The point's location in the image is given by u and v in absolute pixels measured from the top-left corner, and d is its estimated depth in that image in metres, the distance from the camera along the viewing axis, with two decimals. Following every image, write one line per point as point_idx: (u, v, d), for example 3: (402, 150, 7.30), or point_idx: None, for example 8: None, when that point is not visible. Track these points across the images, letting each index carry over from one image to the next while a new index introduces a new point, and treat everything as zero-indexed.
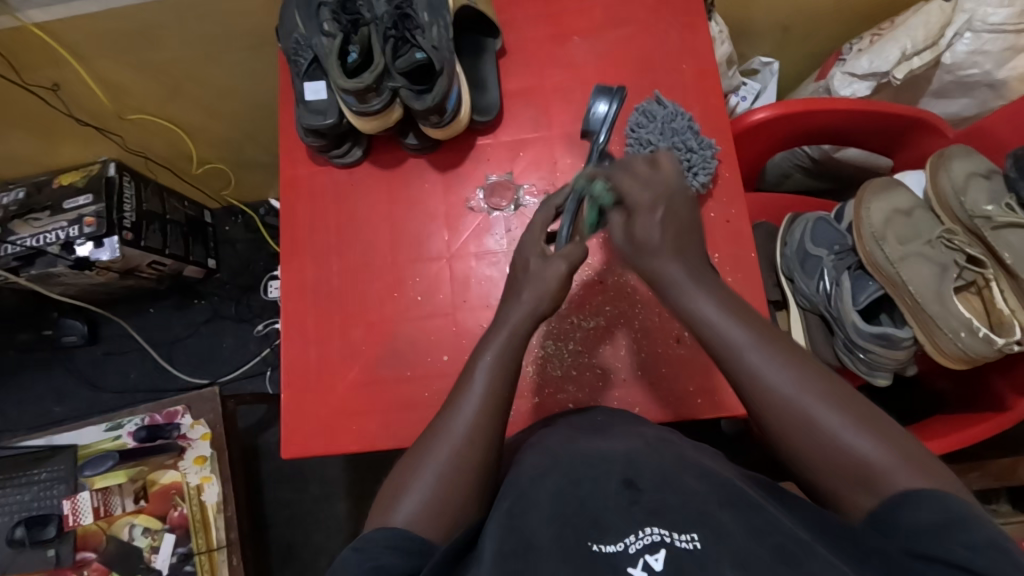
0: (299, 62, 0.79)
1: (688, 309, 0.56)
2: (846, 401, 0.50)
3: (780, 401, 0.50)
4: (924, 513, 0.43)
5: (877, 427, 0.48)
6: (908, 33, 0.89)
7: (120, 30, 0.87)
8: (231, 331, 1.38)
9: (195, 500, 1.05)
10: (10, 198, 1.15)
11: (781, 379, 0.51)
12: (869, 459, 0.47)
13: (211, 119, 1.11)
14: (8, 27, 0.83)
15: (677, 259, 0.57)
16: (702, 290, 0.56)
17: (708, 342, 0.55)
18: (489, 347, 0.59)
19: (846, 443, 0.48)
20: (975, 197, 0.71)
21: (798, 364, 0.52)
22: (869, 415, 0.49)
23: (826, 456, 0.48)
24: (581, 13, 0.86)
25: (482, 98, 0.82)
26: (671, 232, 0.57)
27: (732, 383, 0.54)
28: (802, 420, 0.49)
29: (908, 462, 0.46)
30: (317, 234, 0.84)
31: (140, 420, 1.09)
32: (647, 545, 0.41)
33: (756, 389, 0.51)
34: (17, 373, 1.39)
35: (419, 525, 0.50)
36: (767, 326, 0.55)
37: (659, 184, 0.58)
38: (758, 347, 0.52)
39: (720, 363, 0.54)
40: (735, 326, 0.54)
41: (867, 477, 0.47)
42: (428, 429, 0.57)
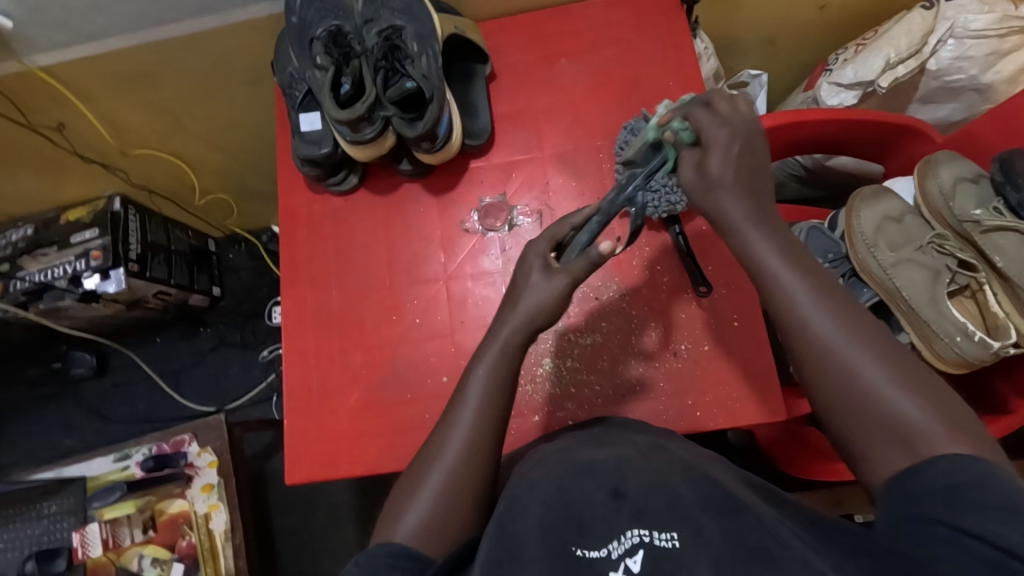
0: (293, 94, 0.81)
1: (739, 245, 0.56)
2: (896, 358, 0.49)
3: (827, 352, 0.50)
4: (936, 475, 0.43)
5: (926, 389, 0.47)
6: (892, 42, 0.91)
7: (122, 69, 0.89)
8: (237, 358, 1.39)
9: (203, 529, 1.05)
10: (19, 235, 1.18)
11: (830, 328, 0.51)
12: (907, 417, 0.46)
13: (212, 151, 1.13)
14: (14, 72, 0.86)
15: (738, 192, 0.56)
16: (761, 229, 0.56)
17: (761, 286, 0.55)
18: (481, 363, 0.59)
19: (890, 403, 0.47)
20: (963, 202, 0.72)
21: (850, 316, 0.51)
22: (919, 375, 0.48)
23: (868, 414, 0.48)
24: (567, 36, 0.88)
25: (473, 123, 0.84)
26: (737, 161, 0.57)
27: (782, 328, 0.54)
28: (848, 374, 0.49)
29: (953, 425, 0.45)
30: (316, 261, 0.86)
31: (147, 450, 1.11)
32: (628, 548, 0.42)
33: (805, 333, 0.51)
34: (26, 407, 1.40)
35: (420, 544, 0.50)
36: (823, 275, 0.54)
37: (735, 119, 0.58)
38: (813, 296, 0.52)
39: (772, 311, 0.54)
40: (794, 275, 0.53)
41: (905, 439, 0.46)
42: (424, 448, 0.57)
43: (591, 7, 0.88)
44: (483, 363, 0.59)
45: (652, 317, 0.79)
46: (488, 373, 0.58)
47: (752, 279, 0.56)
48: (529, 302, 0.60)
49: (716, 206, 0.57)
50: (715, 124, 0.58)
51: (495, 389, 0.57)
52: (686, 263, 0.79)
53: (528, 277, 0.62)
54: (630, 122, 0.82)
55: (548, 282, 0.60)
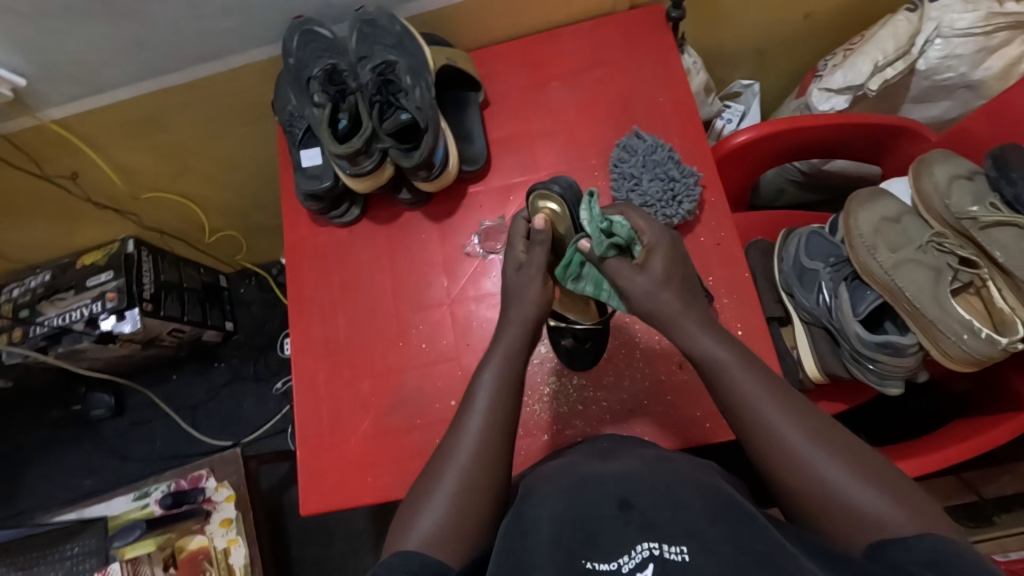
0: (294, 132, 0.84)
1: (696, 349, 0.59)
2: (851, 454, 0.50)
3: (784, 455, 0.51)
4: (913, 555, 0.43)
5: (888, 480, 0.48)
6: (879, 45, 0.92)
7: (130, 118, 0.93)
8: (251, 392, 1.41)
9: (222, 564, 1.05)
10: (38, 281, 1.21)
11: (789, 434, 0.52)
12: (872, 512, 0.47)
13: (219, 190, 1.16)
14: (28, 126, 0.90)
15: (674, 290, 0.61)
16: (716, 330, 0.59)
17: (718, 392, 0.57)
18: (489, 364, 0.62)
19: (853, 497, 0.48)
20: (959, 199, 0.72)
21: (808, 418, 0.53)
22: (879, 470, 0.49)
23: (831, 507, 0.49)
24: (557, 59, 0.90)
25: (469, 149, 0.86)
26: (653, 285, 0.61)
27: (741, 431, 0.55)
28: (808, 478, 0.50)
29: (922, 515, 0.46)
30: (322, 291, 0.88)
31: (166, 487, 1.12)
32: (638, 562, 0.42)
33: (761, 436, 0.53)
34: (48, 449, 1.42)
35: (428, 551, 0.50)
36: (779, 379, 0.56)
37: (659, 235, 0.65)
38: (768, 395, 0.54)
39: (733, 417, 0.56)
40: (750, 374, 0.55)
41: (872, 533, 0.46)
42: (434, 460, 0.58)
43: (579, 30, 0.91)
44: (496, 366, 0.61)
45: (657, 330, 0.80)
46: (500, 375, 0.60)
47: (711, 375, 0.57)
48: (527, 306, 0.65)
49: (664, 321, 0.60)
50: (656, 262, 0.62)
51: (509, 385, 0.60)
52: None
53: (521, 274, 0.66)
54: (623, 140, 0.85)
55: (532, 277, 0.65)
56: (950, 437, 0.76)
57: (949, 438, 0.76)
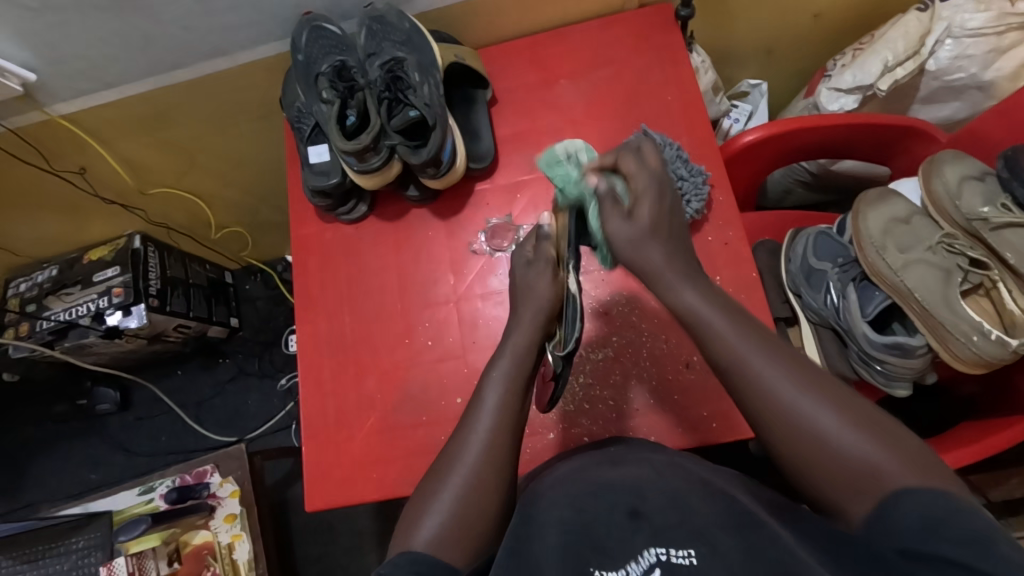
0: (302, 128, 0.84)
1: (678, 303, 0.57)
2: (845, 407, 0.49)
3: (778, 412, 0.50)
4: (910, 514, 0.43)
5: (881, 431, 0.48)
6: (888, 45, 0.91)
7: (139, 114, 0.93)
8: (256, 388, 1.41)
9: (227, 559, 1.05)
10: (45, 276, 1.22)
11: (785, 392, 0.50)
12: (867, 463, 0.46)
13: (226, 186, 1.17)
14: (37, 121, 0.90)
15: (660, 240, 0.57)
16: (690, 282, 0.57)
17: (705, 347, 0.55)
18: (500, 361, 0.62)
19: (848, 452, 0.47)
20: (970, 200, 0.72)
21: (798, 368, 0.52)
22: (871, 419, 0.49)
23: (824, 463, 0.48)
24: (565, 57, 0.90)
25: (477, 147, 0.86)
26: (645, 232, 0.57)
27: (730, 388, 0.54)
28: (801, 427, 0.49)
29: (914, 464, 0.46)
30: (329, 288, 0.88)
31: (171, 482, 1.12)
32: (645, 567, 0.43)
33: (753, 394, 0.52)
34: (54, 443, 1.43)
35: (439, 547, 0.50)
36: (766, 332, 0.55)
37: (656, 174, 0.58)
38: (757, 352, 0.52)
39: (721, 371, 0.54)
40: (734, 331, 0.54)
41: (869, 484, 0.46)
42: (443, 454, 0.58)
43: (588, 28, 0.90)
44: (507, 362, 0.61)
45: (664, 330, 0.80)
46: (508, 373, 0.60)
47: (696, 331, 0.56)
48: (538, 300, 0.64)
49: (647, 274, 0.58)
50: (649, 200, 0.58)
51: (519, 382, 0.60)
52: None
53: (529, 269, 0.66)
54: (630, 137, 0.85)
55: (541, 270, 0.65)
56: (958, 440, 0.76)
57: (956, 440, 0.76)
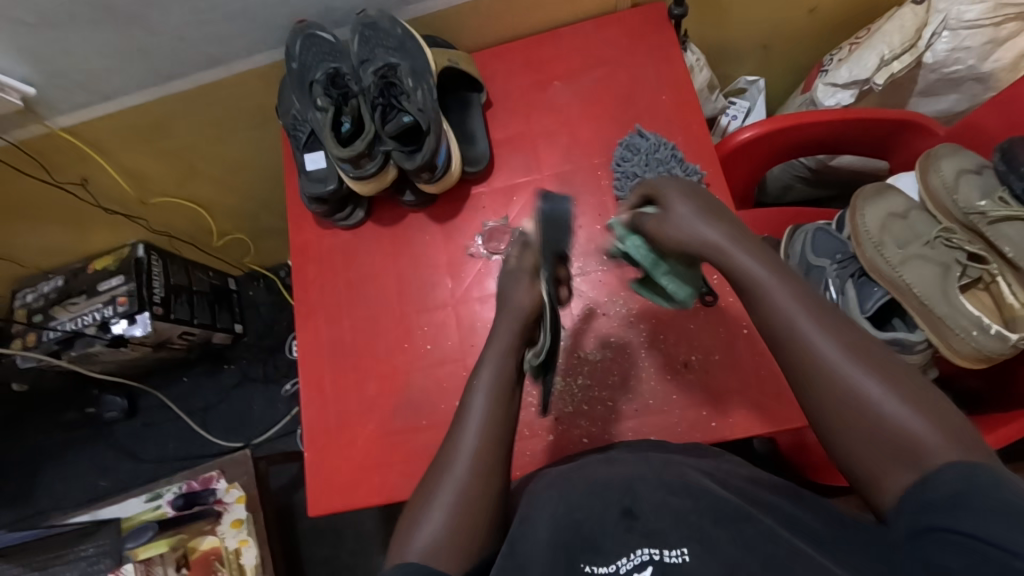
0: (298, 136, 0.85)
1: (737, 268, 0.57)
2: (892, 374, 0.47)
3: (818, 364, 0.49)
4: (949, 486, 0.41)
5: (923, 401, 0.46)
6: (884, 39, 0.91)
7: (137, 125, 0.94)
8: (260, 393, 1.42)
9: (234, 564, 1.06)
10: (51, 286, 1.23)
11: (827, 350, 0.49)
12: (908, 432, 0.45)
13: (226, 194, 1.17)
14: (38, 134, 0.91)
15: (711, 218, 0.59)
16: (746, 250, 0.56)
17: (753, 304, 0.55)
18: (481, 369, 0.62)
19: (889, 420, 0.46)
20: (967, 194, 0.72)
21: (853, 337, 0.50)
22: (920, 391, 0.46)
23: (862, 428, 0.47)
24: (558, 59, 0.90)
25: (472, 150, 0.86)
26: (693, 215, 0.60)
27: (773, 342, 0.53)
28: (852, 399, 0.47)
29: (955, 442, 0.43)
30: (328, 293, 0.88)
31: (177, 489, 1.13)
32: (637, 564, 0.44)
33: (795, 345, 0.51)
34: (63, 451, 1.44)
35: (432, 559, 0.50)
36: (817, 296, 0.53)
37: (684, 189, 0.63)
38: (804, 312, 0.52)
39: (762, 324, 0.54)
40: (786, 289, 0.53)
41: (910, 456, 0.44)
42: (435, 463, 0.58)
43: (581, 29, 0.90)
44: (487, 370, 0.61)
45: (661, 330, 0.80)
46: (495, 376, 0.60)
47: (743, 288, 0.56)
48: (515, 309, 0.64)
49: (708, 248, 0.58)
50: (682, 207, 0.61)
51: (507, 383, 0.60)
52: None
53: (510, 277, 0.67)
54: (624, 138, 0.85)
55: (520, 279, 0.66)
56: None
57: None
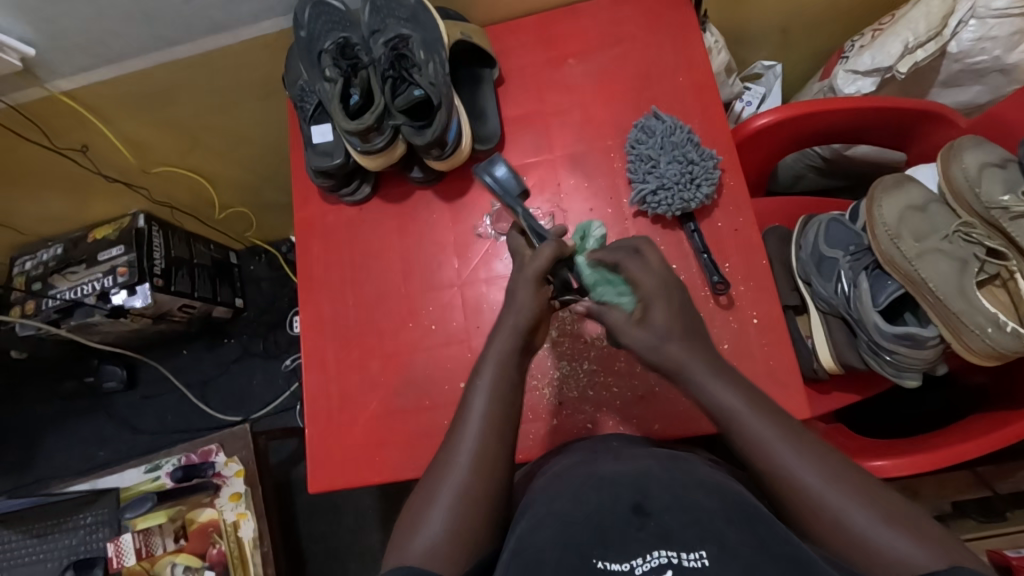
0: (305, 107, 0.83)
1: (709, 398, 0.56)
2: (874, 496, 0.48)
3: (804, 497, 0.49)
4: None
5: (910, 522, 0.47)
6: (910, 25, 0.88)
7: (138, 92, 0.92)
8: (260, 368, 1.42)
9: (232, 537, 1.06)
10: (50, 254, 1.21)
11: (809, 474, 0.50)
12: (900, 553, 0.45)
13: (230, 166, 1.15)
14: (38, 97, 0.89)
15: (683, 339, 0.58)
16: (722, 379, 0.56)
17: (734, 435, 0.54)
18: (484, 369, 0.60)
19: (879, 542, 0.46)
20: (990, 187, 0.70)
21: (824, 460, 0.51)
22: (902, 509, 0.48)
23: (850, 550, 0.47)
24: (574, 36, 0.88)
25: (482, 128, 0.84)
26: (676, 317, 0.58)
27: (756, 474, 0.53)
28: (842, 528, 0.47)
29: (937, 550, 0.45)
30: (332, 270, 0.87)
31: (177, 460, 1.12)
32: (653, 566, 0.41)
33: (777, 476, 0.51)
34: (62, 420, 1.44)
35: (433, 558, 0.50)
36: (794, 421, 0.54)
37: (660, 275, 0.61)
38: (785, 441, 0.52)
39: (745, 456, 0.53)
40: (761, 419, 0.53)
41: (902, 570, 0.45)
42: (436, 462, 0.57)
43: (598, 6, 0.88)
44: (490, 370, 0.60)
45: None
46: (496, 379, 0.59)
47: (721, 424, 0.55)
48: (518, 311, 0.61)
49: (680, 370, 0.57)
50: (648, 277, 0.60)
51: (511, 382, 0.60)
52: (703, 260, 0.78)
53: (513, 282, 0.63)
54: (640, 120, 0.83)
55: (525, 285, 0.62)
56: (966, 431, 0.75)
57: (966, 432, 0.75)
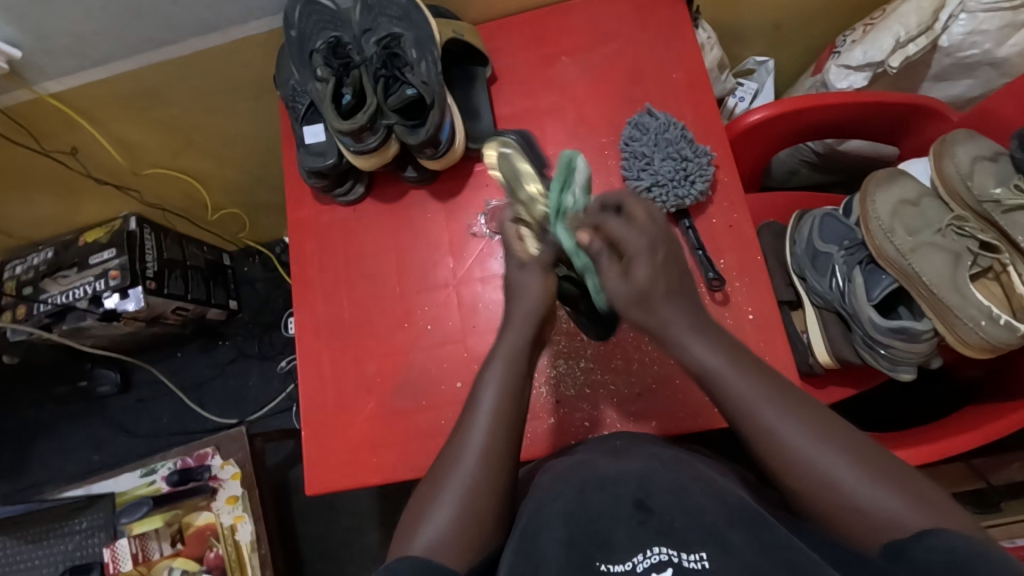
0: (296, 107, 0.82)
1: (692, 357, 0.56)
2: (863, 458, 0.48)
3: (792, 457, 0.49)
4: (932, 549, 0.41)
5: (899, 481, 0.46)
6: (901, 20, 0.87)
7: (127, 93, 0.91)
8: (255, 370, 1.41)
9: (229, 540, 1.05)
10: (41, 258, 1.20)
11: (796, 435, 0.50)
12: (889, 512, 0.45)
13: (222, 167, 1.14)
14: (25, 100, 0.88)
15: (671, 297, 0.58)
16: (705, 338, 0.56)
17: (720, 397, 0.54)
18: (493, 365, 0.61)
19: (866, 502, 0.46)
20: (982, 181, 0.71)
21: (813, 420, 0.50)
22: (890, 468, 0.47)
23: (834, 510, 0.47)
24: (567, 33, 0.87)
25: (476, 126, 0.84)
26: (660, 271, 0.58)
27: (744, 435, 0.53)
28: (828, 488, 0.47)
29: (925, 506, 0.45)
30: (327, 271, 0.86)
31: (173, 464, 1.11)
32: (654, 563, 0.42)
33: (764, 436, 0.51)
34: (56, 425, 1.43)
35: (438, 551, 0.50)
36: (782, 380, 0.54)
37: (649, 228, 0.59)
38: (773, 403, 0.51)
39: (733, 418, 0.53)
40: (750, 380, 0.53)
41: (889, 530, 0.45)
42: (444, 455, 0.58)
43: (590, 3, 0.88)
44: (499, 366, 0.60)
45: None
46: (505, 376, 0.59)
47: (708, 387, 0.55)
48: (528, 299, 0.63)
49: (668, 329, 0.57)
50: (633, 233, 0.58)
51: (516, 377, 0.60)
52: (698, 256, 0.78)
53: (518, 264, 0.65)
54: (634, 117, 0.83)
55: (532, 270, 0.65)
56: (960, 424, 0.76)
57: (960, 424, 0.75)
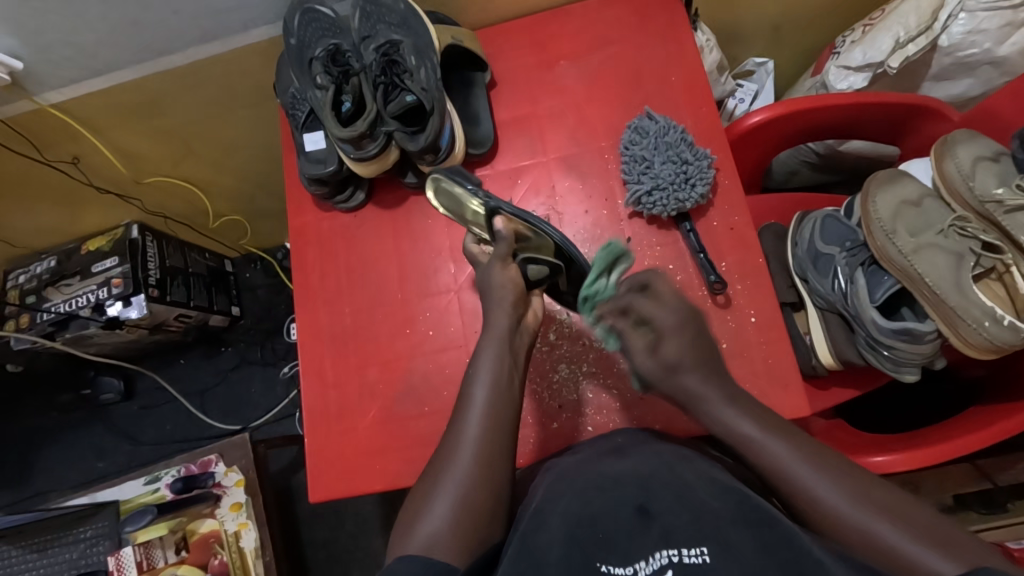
0: (297, 115, 0.82)
1: (717, 424, 0.57)
2: (899, 511, 0.47)
3: (827, 516, 0.49)
4: None
5: (937, 533, 0.46)
6: (900, 20, 0.88)
7: (128, 102, 0.91)
8: (258, 376, 1.41)
9: (234, 547, 1.05)
10: (43, 267, 1.21)
11: (830, 492, 0.49)
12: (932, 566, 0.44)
13: (223, 174, 1.15)
14: (26, 110, 0.88)
15: (698, 369, 0.58)
16: (725, 399, 0.57)
17: (750, 460, 0.54)
18: (481, 358, 0.61)
19: (905, 556, 0.45)
20: (984, 181, 0.71)
21: (843, 477, 0.50)
22: (925, 520, 0.47)
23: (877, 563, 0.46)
24: (566, 38, 0.87)
25: (476, 132, 0.84)
26: (693, 349, 0.59)
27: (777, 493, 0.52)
28: (866, 545, 0.47)
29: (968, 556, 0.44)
30: (328, 278, 0.86)
31: (177, 471, 1.11)
32: (656, 567, 0.42)
33: (797, 494, 0.50)
34: (59, 433, 1.43)
35: (437, 547, 0.49)
36: (808, 437, 0.54)
37: (678, 308, 0.61)
38: (801, 460, 0.51)
39: (764, 478, 0.53)
40: (778, 438, 0.53)
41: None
42: (439, 453, 0.57)
43: (588, 7, 0.88)
44: (486, 359, 0.61)
45: None
46: (495, 373, 0.59)
47: (737, 450, 0.55)
48: (498, 292, 0.65)
49: (689, 399, 0.58)
50: (663, 311, 0.60)
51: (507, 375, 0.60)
52: (699, 259, 0.78)
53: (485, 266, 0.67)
54: (634, 121, 0.82)
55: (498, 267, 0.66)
56: (965, 425, 0.75)
57: (966, 425, 0.75)
